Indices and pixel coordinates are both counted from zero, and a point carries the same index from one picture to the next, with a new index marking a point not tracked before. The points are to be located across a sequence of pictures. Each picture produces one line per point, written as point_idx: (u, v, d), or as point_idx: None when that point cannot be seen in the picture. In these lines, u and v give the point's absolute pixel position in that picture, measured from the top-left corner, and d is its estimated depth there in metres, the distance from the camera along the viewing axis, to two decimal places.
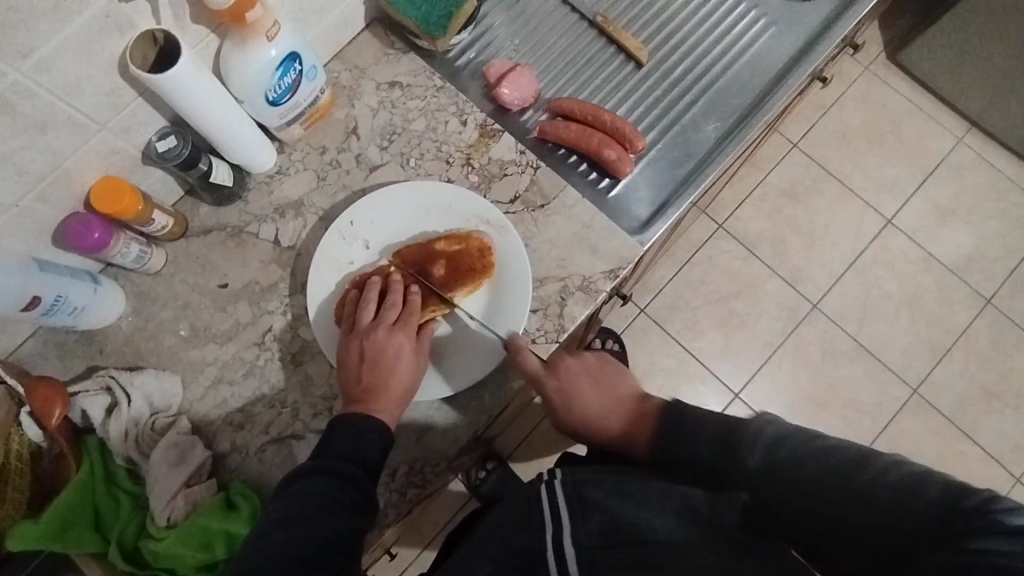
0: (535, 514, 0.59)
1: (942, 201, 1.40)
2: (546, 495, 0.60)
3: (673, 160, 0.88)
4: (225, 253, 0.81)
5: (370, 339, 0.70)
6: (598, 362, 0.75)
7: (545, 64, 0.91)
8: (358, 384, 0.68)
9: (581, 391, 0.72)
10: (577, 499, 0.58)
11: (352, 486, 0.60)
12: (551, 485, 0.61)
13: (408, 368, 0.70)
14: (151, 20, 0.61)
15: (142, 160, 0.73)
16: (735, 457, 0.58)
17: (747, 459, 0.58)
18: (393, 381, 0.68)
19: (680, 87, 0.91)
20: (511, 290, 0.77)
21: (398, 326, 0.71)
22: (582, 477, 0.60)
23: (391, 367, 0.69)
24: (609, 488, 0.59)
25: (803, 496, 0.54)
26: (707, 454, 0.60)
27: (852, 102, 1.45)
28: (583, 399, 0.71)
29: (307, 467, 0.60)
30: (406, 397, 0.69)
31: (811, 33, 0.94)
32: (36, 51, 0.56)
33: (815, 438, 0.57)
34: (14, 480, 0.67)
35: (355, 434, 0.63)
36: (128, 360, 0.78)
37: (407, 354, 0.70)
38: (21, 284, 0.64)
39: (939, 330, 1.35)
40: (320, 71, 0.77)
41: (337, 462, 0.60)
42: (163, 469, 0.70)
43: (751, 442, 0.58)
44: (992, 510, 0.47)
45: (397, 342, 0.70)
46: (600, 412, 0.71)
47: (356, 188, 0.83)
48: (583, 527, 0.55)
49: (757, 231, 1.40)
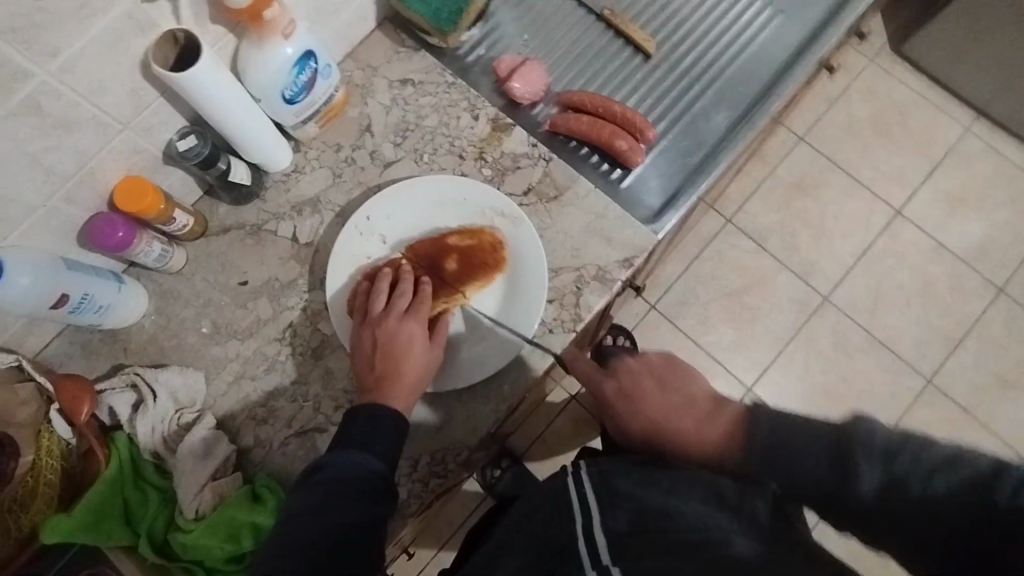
0: (565, 505, 0.61)
1: (951, 190, 1.40)
2: (574, 486, 0.61)
3: (684, 150, 0.89)
4: (245, 251, 0.82)
5: (383, 329, 0.71)
6: (664, 359, 0.67)
7: (554, 58, 0.92)
8: (373, 372, 0.69)
9: (642, 391, 0.64)
10: (605, 492, 0.58)
11: (372, 477, 0.60)
12: (578, 476, 0.62)
13: (421, 356, 0.70)
14: (172, 20, 0.63)
15: (163, 160, 0.74)
16: (846, 476, 0.50)
17: (864, 484, 0.49)
18: (407, 369, 0.69)
19: (690, 78, 0.92)
20: (527, 281, 0.77)
21: (410, 315, 0.72)
22: (607, 469, 0.61)
23: (404, 355, 0.69)
24: (636, 475, 0.58)
25: (921, 511, 0.48)
26: (812, 472, 0.51)
27: (858, 93, 1.45)
28: (644, 399, 0.64)
29: (323, 460, 0.60)
30: (421, 386, 0.70)
31: (817, 21, 0.95)
32: (62, 52, 0.58)
33: (927, 445, 0.49)
34: (46, 477, 0.68)
35: (370, 428, 0.63)
36: (152, 358, 0.79)
37: (420, 341, 0.70)
38: (49, 282, 0.65)
39: (951, 319, 1.35)
40: (333, 70, 0.79)
41: (355, 453, 0.61)
42: (190, 463, 0.72)
43: (862, 453, 0.50)
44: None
45: (409, 331, 0.70)
46: (668, 417, 0.61)
47: (371, 185, 0.84)
48: (612, 515, 0.56)
49: (765, 224, 1.40)
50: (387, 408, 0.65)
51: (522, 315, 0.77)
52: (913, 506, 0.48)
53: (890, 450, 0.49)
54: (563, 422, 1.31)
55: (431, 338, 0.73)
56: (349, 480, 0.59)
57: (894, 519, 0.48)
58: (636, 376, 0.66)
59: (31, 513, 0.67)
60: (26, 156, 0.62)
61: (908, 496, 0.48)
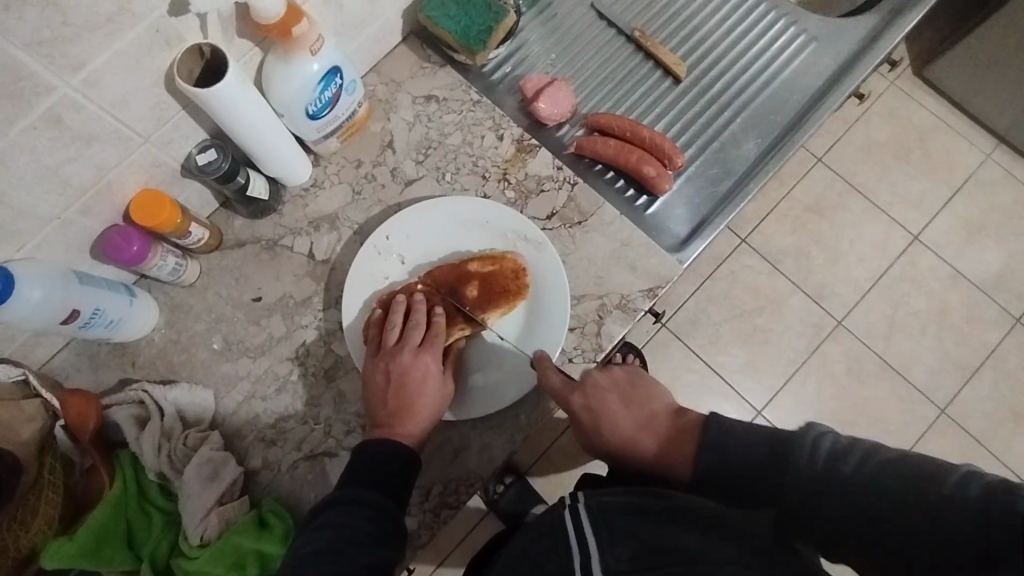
0: (561, 538, 0.56)
1: (970, 217, 1.38)
2: (569, 518, 0.58)
3: (712, 177, 0.87)
4: (260, 266, 0.80)
5: (397, 361, 0.69)
6: (629, 375, 0.71)
7: (582, 78, 0.90)
8: (385, 407, 0.68)
9: (605, 395, 0.69)
10: (602, 525, 0.56)
11: (373, 512, 0.59)
12: (575, 510, 0.59)
13: (435, 391, 0.69)
14: (198, 34, 0.61)
15: (181, 173, 0.72)
16: (785, 467, 0.54)
17: (801, 469, 0.53)
18: (420, 404, 0.67)
19: (720, 104, 0.90)
20: (548, 308, 0.75)
21: (424, 348, 0.70)
22: (605, 502, 0.59)
23: (418, 390, 0.68)
24: (636, 513, 0.57)
25: (871, 506, 0.50)
26: (757, 465, 0.56)
27: (879, 116, 1.43)
28: (610, 414, 0.68)
29: (331, 496, 0.60)
30: (435, 421, 0.69)
31: (851, 50, 0.93)
32: (86, 66, 0.56)
33: (874, 449, 0.53)
34: (48, 495, 0.66)
35: (379, 465, 0.62)
36: (161, 373, 0.77)
37: (435, 376, 0.69)
38: (60, 297, 0.64)
39: (967, 349, 1.32)
40: (358, 85, 0.77)
41: (359, 490, 0.60)
42: (196, 487, 0.69)
43: (806, 446, 0.54)
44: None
45: (423, 365, 0.69)
46: (632, 433, 0.66)
47: (391, 202, 0.82)
48: (611, 550, 0.54)
49: (781, 246, 1.38)
50: (398, 446, 0.64)
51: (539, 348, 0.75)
52: (853, 490, 0.51)
53: (838, 453, 0.53)
54: (570, 439, 1.28)
55: (443, 371, 0.71)
56: (351, 520, 0.57)
57: (833, 505, 0.51)
58: (604, 385, 0.70)
59: (29, 534, 0.64)
60: (44, 168, 0.60)
61: (844, 478, 0.51)
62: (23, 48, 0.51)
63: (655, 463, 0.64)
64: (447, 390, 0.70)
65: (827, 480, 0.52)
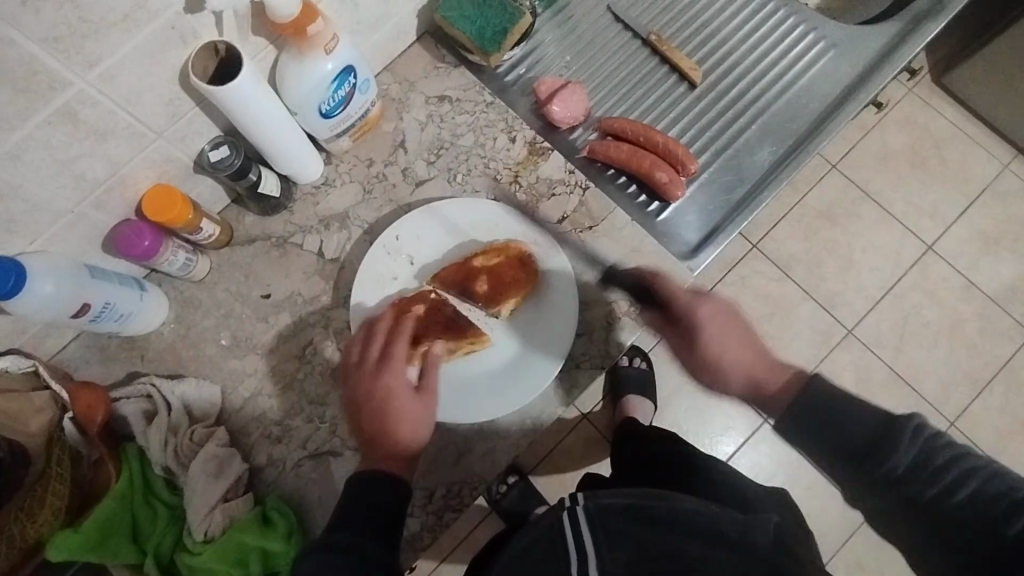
0: (559, 544, 0.53)
1: (986, 228, 1.36)
2: (570, 527, 0.54)
3: (726, 185, 0.86)
4: (269, 263, 0.80)
5: (361, 384, 0.67)
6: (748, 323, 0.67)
7: (597, 81, 0.89)
8: (363, 432, 0.67)
9: (715, 322, 0.65)
10: (599, 530, 0.53)
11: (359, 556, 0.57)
12: (574, 513, 0.55)
13: (405, 406, 0.66)
14: (213, 31, 0.61)
15: (193, 169, 0.73)
16: (879, 450, 0.53)
17: (892, 459, 0.52)
18: (388, 427, 0.65)
19: (734, 111, 0.89)
20: (556, 306, 0.76)
21: (387, 364, 0.67)
22: (606, 508, 0.55)
23: (384, 411, 0.66)
24: (640, 522, 0.54)
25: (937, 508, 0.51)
26: (859, 434, 0.54)
27: (896, 124, 1.41)
28: (731, 336, 0.65)
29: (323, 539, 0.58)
30: (405, 443, 0.65)
31: (870, 58, 0.92)
32: (102, 62, 0.56)
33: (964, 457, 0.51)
34: (54, 486, 0.66)
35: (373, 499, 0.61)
36: (169, 368, 0.77)
37: (399, 392, 0.66)
38: (72, 291, 0.64)
39: (980, 362, 1.30)
40: (372, 84, 0.77)
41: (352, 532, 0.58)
42: (201, 482, 0.70)
43: (911, 440, 0.52)
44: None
45: (384, 383, 0.66)
46: (742, 357, 0.64)
47: (401, 203, 0.82)
48: (608, 551, 0.52)
49: (794, 252, 1.36)
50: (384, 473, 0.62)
51: (539, 364, 0.74)
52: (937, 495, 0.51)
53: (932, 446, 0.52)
54: (574, 440, 1.24)
55: (417, 387, 0.68)
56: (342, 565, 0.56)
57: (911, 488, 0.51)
58: (716, 311, 0.65)
59: (37, 523, 0.65)
60: (59, 163, 0.60)
61: (925, 470, 0.51)
62: (40, 45, 0.52)
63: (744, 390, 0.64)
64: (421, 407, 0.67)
65: (917, 474, 0.51)
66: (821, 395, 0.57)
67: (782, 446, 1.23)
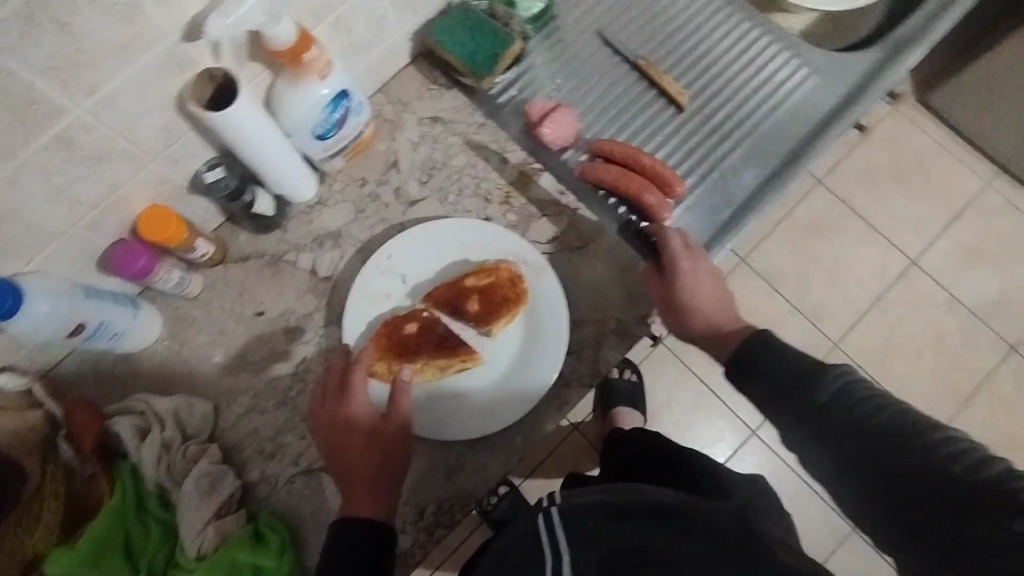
0: (535, 548, 0.55)
1: (967, 244, 1.39)
2: (543, 527, 0.56)
3: (712, 207, 0.88)
4: (263, 281, 0.81)
5: (325, 424, 0.69)
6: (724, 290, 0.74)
7: (586, 104, 0.91)
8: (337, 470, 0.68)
9: (700, 269, 0.73)
10: (575, 529, 0.56)
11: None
12: (548, 513, 0.57)
13: (369, 437, 0.68)
14: (210, 59, 0.63)
15: (189, 189, 0.74)
16: (801, 390, 0.55)
17: (817, 394, 0.54)
18: (357, 464, 0.67)
19: (722, 134, 0.91)
20: (546, 325, 0.77)
21: (347, 395, 0.69)
22: (579, 503, 0.58)
23: (350, 446, 0.68)
24: (619, 517, 0.56)
25: (868, 449, 0.51)
26: (790, 369, 0.57)
27: (879, 141, 1.44)
28: (701, 289, 0.72)
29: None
30: (369, 476, 0.67)
31: (853, 84, 0.95)
32: (100, 89, 0.57)
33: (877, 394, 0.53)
34: (50, 502, 0.67)
35: (354, 543, 0.62)
36: (162, 384, 0.78)
37: (362, 421, 0.68)
38: (67, 311, 0.65)
39: (962, 375, 1.33)
40: (366, 107, 0.78)
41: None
42: (194, 499, 0.70)
43: (831, 379, 0.55)
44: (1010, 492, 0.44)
45: (345, 415, 0.69)
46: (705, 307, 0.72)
47: (394, 222, 0.83)
48: (582, 552, 0.54)
49: (780, 267, 1.38)
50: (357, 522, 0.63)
51: (522, 395, 0.75)
52: (857, 423, 0.52)
53: (852, 389, 0.54)
54: (566, 450, 1.22)
55: (385, 413, 0.69)
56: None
57: (831, 423, 0.53)
58: (704, 263, 0.74)
59: (34, 537, 0.65)
60: (56, 186, 0.62)
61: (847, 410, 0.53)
62: (39, 74, 0.53)
63: (710, 329, 0.70)
64: (386, 437, 0.69)
65: (838, 406, 0.53)
66: (766, 343, 0.59)
67: (769, 458, 1.24)
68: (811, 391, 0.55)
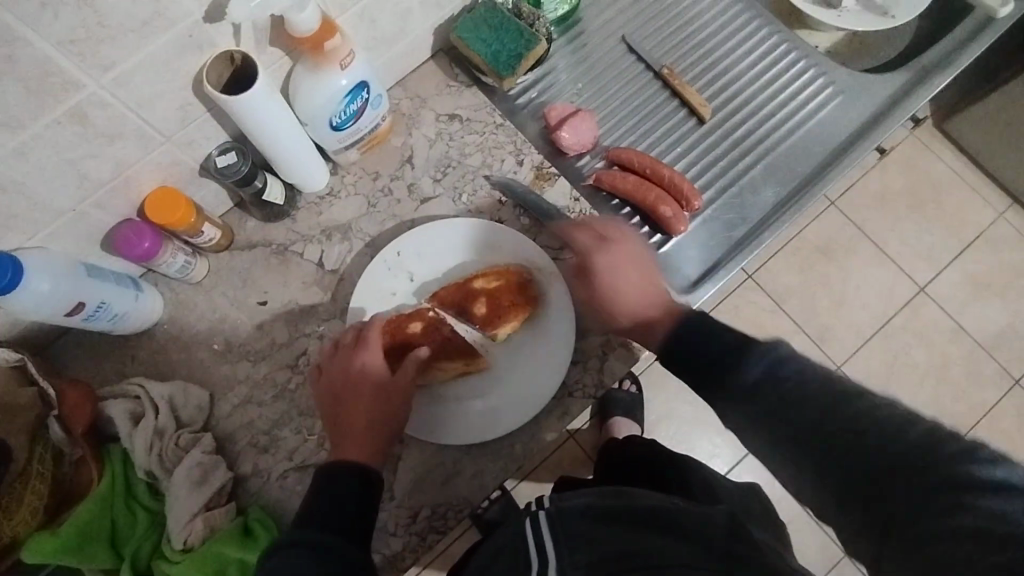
0: (522, 549, 0.55)
1: (977, 275, 1.37)
2: (530, 529, 0.57)
3: (729, 222, 0.86)
4: (268, 270, 0.80)
5: (332, 377, 0.68)
6: (642, 266, 0.71)
7: (607, 111, 0.90)
8: (337, 424, 0.66)
9: (611, 254, 0.72)
10: (562, 532, 0.55)
11: (326, 554, 0.54)
12: (536, 518, 0.58)
13: (378, 389, 0.67)
14: (231, 41, 0.61)
15: (199, 173, 0.72)
16: (732, 368, 0.55)
17: (744, 372, 0.54)
18: (360, 413, 0.66)
19: (741, 148, 0.90)
20: (554, 338, 0.75)
21: (360, 347, 0.69)
22: (565, 508, 0.58)
23: (357, 396, 0.67)
24: (608, 522, 0.55)
25: (812, 432, 0.49)
26: (716, 352, 0.56)
27: (895, 165, 1.42)
28: (615, 279, 0.70)
29: (285, 542, 0.55)
30: (362, 423, 0.65)
31: (879, 106, 0.93)
32: (116, 66, 0.56)
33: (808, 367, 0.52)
34: (34, 485, 0.66)
35: (341, 492, 0.59)
36: (159, 369, 0.77)
37: (372, 371, 0.68)
38: (68, 290, 0.63)
39: (965, 406, 1.31)
40: (384, 100, 0.77)
41: (321, 535, 0.55)
42: (184, 490, 0.69)
43: (755, 359, 0.54)
44: (966, 462, 0.43)
45: (357, 364, 0.68)
46: (624, 297, 0.69)
47: (405, 219, 0.82)
48: (569, 556, 0.52)
49: (788, 286, 1.37)
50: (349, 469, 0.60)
51: (527, 401, 0.74)
52: (789, 398, 0.51)
53: (780, 362, 0.53)
54: (560, 456, 1.20)
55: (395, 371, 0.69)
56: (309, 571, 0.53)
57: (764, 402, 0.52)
58: (614, 247, 0.72)
59: (15, 522, 0.64)
60: (64, 162, 0.60)
61: (778, 383, 0.52)
62: (55, 46, 0.51)
63: (632, 311, 0.68)
64: (389, 394, 0.68)
65: (765, 384, 0.52)
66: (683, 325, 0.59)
67: (767, 479, 1.22)
68: (734, 378, 0.54)
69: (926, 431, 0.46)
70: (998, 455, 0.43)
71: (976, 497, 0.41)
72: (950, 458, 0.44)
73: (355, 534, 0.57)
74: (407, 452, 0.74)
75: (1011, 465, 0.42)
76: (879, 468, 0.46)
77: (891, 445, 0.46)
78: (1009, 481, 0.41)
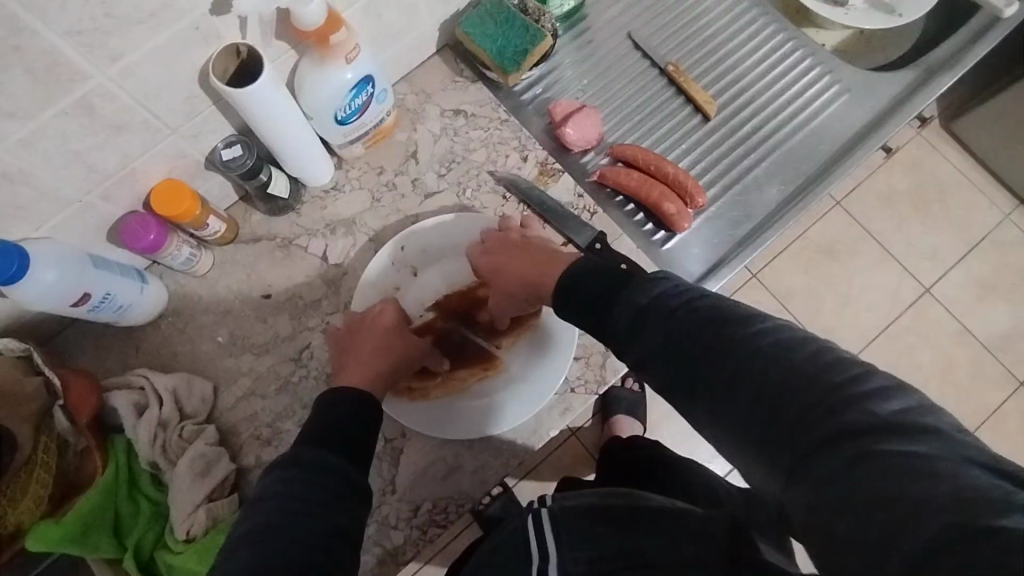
0: (522, 548, 0.56)
1: (982, 276, 1.36)
2: (532, 528, 0.56)
3: (733, 220, 0.86)
4: (273, 264, 0.80)
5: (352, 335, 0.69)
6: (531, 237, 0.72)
7: (612, 107, 0.90)
8: (343, 370, 0.66)
9: (501, 245, 0.72)
10: (563, 528, 0.55)
11: (324, 477, 0.52)
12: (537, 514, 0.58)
13: (390, 337, 0.68)
14: (237, 34, 0.62)
15: (204, 165, 0.73)
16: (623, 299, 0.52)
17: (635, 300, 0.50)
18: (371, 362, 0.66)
19: (746, 146, 0.90)
20: (550, 353, 0.74)
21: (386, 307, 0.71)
22: (568, 505, 0.58)
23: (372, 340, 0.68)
24: (608, 519, 0.55)
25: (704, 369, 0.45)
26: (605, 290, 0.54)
27: (901, 166, 1.41)
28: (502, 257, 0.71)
29: (279, 464, 0.52)
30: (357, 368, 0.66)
31: (884, 107, 0.93)
32: (123, 57, 0.56)
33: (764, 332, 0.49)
34: (39, 475, 0.65)
35: (340, 424, 0.56)
36: (162, 361, 0.77)
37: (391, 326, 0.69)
38: (75, 280, 0.64)
39: (968, 408, 1.31)
40: (389, 94, 0.77)
41: (318, 454, 0.53)
42: (187, 481, 0.69)
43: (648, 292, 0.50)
44: (864, 396, 0.38)
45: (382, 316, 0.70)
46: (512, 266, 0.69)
47: (409, 213, 0.82)
48: (569, 551, 0.53)
49: (791, 285, 1.36)
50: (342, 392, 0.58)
51: (528, 386, 0.73)
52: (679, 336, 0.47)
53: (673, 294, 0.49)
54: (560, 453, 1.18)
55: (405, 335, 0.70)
56: (301, 493, 0.50)
57: (654, 336, 0.48)
58: (503, 237, 0.73)
59: (18, 510, 0.64)
60: (71, 153, 0.60)
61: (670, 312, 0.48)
62: (62, 37, 0.51)
63: (525, 277, 0.67)
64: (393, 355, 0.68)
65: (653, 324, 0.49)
66: (581, 270, 0.56)
67: None
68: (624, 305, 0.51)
69: (816, 355, 0.41)
70: (893, 382, 0.38)
71: (881, 441, 0.36)
72: (847, 392, 0.38)
73: (353, 459, 0.55)
74: (409, 446, 0.75)
75: (906, 394, 0.38)
76: (786, 415, 0.40)
77: (792, 379, 0.40)
78: (908, 413, 0.37)
